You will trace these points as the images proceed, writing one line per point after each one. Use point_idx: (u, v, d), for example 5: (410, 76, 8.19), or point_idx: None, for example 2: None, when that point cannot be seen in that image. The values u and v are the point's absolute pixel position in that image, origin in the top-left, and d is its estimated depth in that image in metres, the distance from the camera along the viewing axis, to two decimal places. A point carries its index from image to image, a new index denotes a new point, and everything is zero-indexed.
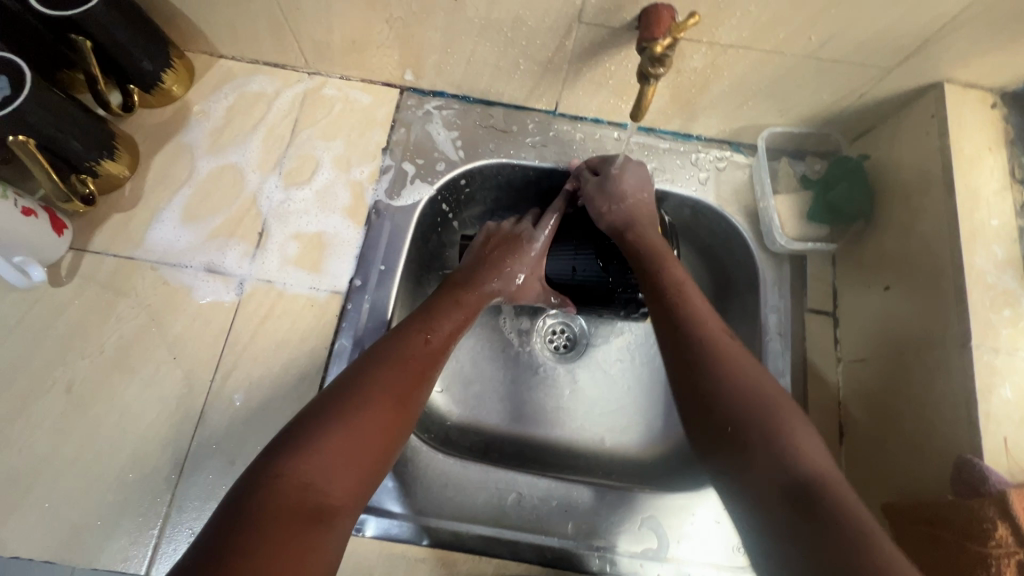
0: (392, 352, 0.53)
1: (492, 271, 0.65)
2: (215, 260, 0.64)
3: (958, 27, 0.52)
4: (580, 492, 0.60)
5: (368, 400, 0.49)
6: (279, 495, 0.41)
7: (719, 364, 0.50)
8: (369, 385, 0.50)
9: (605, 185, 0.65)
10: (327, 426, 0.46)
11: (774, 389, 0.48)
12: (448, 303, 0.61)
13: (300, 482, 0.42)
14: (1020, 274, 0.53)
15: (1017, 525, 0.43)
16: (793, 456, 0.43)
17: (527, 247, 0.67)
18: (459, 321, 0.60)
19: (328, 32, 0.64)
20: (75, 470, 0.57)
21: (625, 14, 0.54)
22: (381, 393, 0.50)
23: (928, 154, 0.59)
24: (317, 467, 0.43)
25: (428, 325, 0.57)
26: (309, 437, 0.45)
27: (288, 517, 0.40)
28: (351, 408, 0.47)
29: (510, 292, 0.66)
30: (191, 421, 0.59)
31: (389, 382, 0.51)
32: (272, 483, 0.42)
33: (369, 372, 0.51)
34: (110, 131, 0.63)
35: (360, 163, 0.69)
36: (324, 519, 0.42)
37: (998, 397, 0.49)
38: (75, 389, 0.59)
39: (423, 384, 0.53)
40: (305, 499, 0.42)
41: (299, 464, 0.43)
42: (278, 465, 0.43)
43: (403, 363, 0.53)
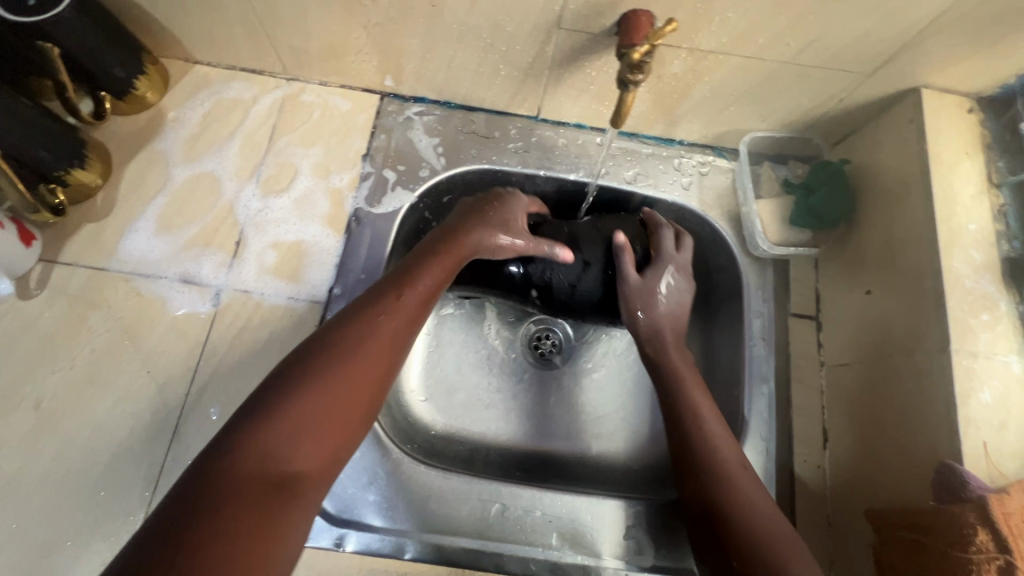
0: (364, 309, 0.49)
1: (475, 220, 0.58)
2: (190, 270, 0.63)
3: (933, 34, 0.52)
4: (557, 499, 0.60)
5: (338, 361, 0.44)
6: (244, 466, 0.37)
7: (725, 500, 0.50)
8: (336, 347, 0.45)
9: (646, 291, 0.61)
10: (294, 390, 0.42)
11: (760, 516, 0.48)
12: (428, 255, 0.54)
13: (260, 450, 0.38)
14: (998, 278, 0.53)
15: (998, 531, 0.43)
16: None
17: (510, 203, 0.61)
18: (442, 274, 0.54)
19: (305, 38, 0.63)
20: (45, 489, 0.55)
21: (604, 19, 0.54)
22: (351, 353, 0.45)
23: (907, 159, 0.59)
24: (280, 436, 0.39)
25: (406, 283, 0.52)
26: (275, 405, 0.41)
27: (249, 489, 0.36)
28: (318, 370, 0.43)
29: (490, 245, 0.58)
30: (166, 436, 0.57)
31: (363, 342, 0.46)
32: (233, 454, 0.38)
33: (340, 332, 0.46)
34: (80, 139, 0.61)
35: (339, 170, 0.68)
36: (292, 490, 0.38)
37: (977, 401, 0.49)
38: (44, 405, 0.57)
39: (399, 344, 0.48)
40: (268, 468, 0.38)
41: (261, 432, 0.39)
42: (240, 435, 0.39)
43: (376, 322, 0.48)
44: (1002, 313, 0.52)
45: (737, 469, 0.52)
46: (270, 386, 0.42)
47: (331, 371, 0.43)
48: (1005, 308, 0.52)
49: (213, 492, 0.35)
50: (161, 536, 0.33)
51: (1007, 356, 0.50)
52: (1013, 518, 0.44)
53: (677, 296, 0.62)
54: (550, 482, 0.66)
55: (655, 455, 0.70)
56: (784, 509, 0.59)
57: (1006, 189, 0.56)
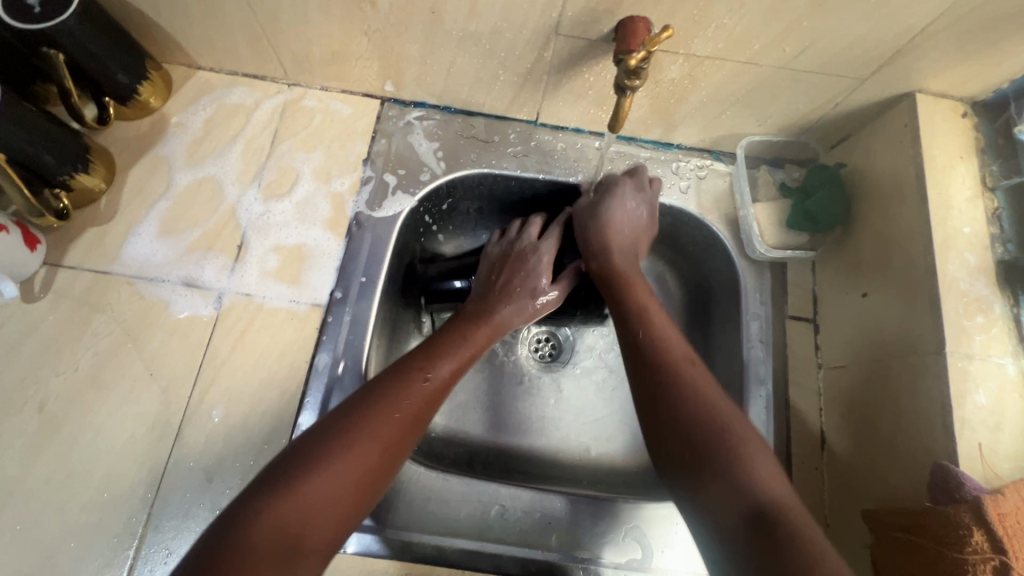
0: (390, 387, 0.49)
1: (505, 300, 0.63)
2: (192, 274, 0.64)
3: (926, 41, 0.53)
4: (556, 500, 0.60)
5: (355, 442, 0.45)
6: (250, 541, 0.39)
7: (675, 393, 0.49)
8: (357, 427, 0.46)
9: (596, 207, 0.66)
10: (314, 470, 0.43)
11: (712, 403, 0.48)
12: (456, 338, 0.57)
13: (275, 529, 0.40)
14: (992, 280, 0.54)
15: (993, 531, 0.43)
16: (745, 472, 0.44)
17: (534, 259, 0.65)
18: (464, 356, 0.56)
19: (307, 44, 0.64)
20: (49, 490, 0.56)
21: (601, 26, 0.54)
22: (369, 436, 0.46)
23: (902, 162, 0.60)
24: (289, 512, 0.40)
25: (429, 363, 0.53)
26: (291, 479, 0.42)
27: (253, 564, 0.38)
28: (336, 448, 0.44)
29: (524, 316, 0.63)
30: (168, 438, 0.58)
31: (382, 423, 0.47)
32: (243, 524, 0.39)
33: (364, 409, 0.47)
34: (84, 144, 0.62)
35: (340, 175, 0.69)
36: (290, 565, 0.40)
37: (972, 403, 0.49)
38: (48, 407, 0.58)
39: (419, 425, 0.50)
40: (279, 544, 0.39)
41: (279, 508, 0.40)
42: (252, 507, 0.40)
43: (398, 405, 0.48)
44: (997, 315, 0.52)
45: (686, 366, 0.51)
46: (290, 458, 0.44)
47: (347, 451, 0.44)
48: (1000, 310, 0.52)
49: (227, 568, 0.37)
50: None
51: (1002, 358, 0.51)
52: (1008, 518, 0.44)
53: (632, 217, 0.65)
54: (548, 485, 0.66)
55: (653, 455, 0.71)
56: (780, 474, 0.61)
57: (1000, 193, 0.57)
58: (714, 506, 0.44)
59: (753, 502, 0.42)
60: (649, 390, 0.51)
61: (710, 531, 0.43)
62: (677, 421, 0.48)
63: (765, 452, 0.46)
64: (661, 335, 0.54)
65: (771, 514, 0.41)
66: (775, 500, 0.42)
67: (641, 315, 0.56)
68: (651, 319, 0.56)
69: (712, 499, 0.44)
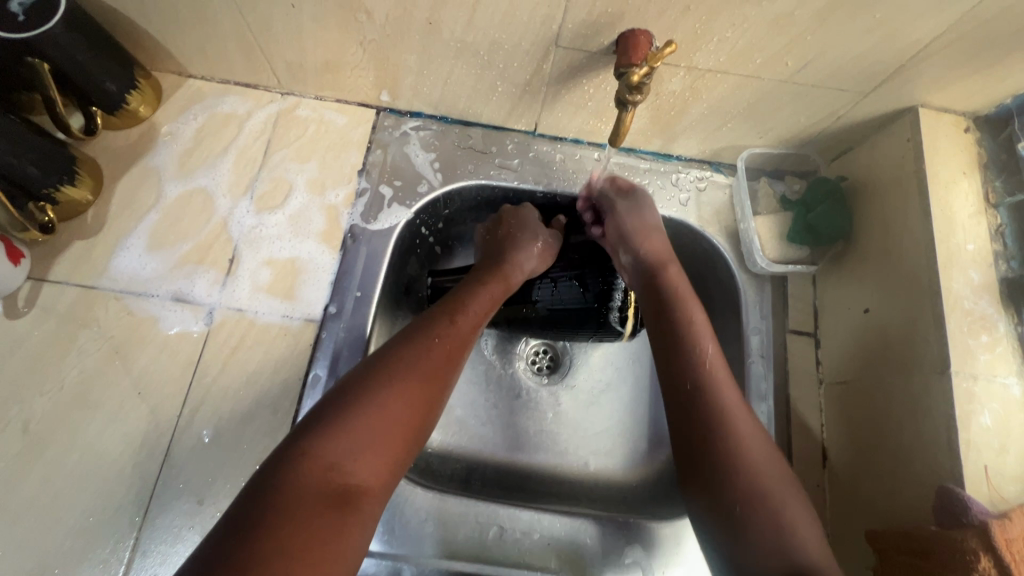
0: (419, 331, 0.52)
1: (513, 254, 0.63)
2: (183, 288, 0.62)
3: (930, 56, 0.52)
4: (555, 521, 0.59)
5: (396, 381, 0.47)
6: (307, 481, 0.40)
7: (726, 436, 0.49)
8: (398, 370, 0.48)
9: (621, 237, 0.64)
10: (355, 407, 0.44)
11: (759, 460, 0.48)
12: (478, 286, 0.59)
13: (324, 462, 0.41)
14: (996, 298, 0.53)
15: (999, 557, 0.43)
16: (785, 523, 0.45)
17: (527, 214, 0.67)
18: (488, 305, 0.58)
19: (301, 53, 0.62)
20: (32, 514, 0.54)
21: (602, 38, 0.53)
22: (408, 375, 0.48)
23: (904, 178, 0.59)
24: (343, 451, 0.42)
25: (456, 310, 0.55)
26: (339, 418, 0.43)
27: (316, 501, 0.40)
28: (377, 388, 0.46)
29: (530, 251, 0.64)
30: (157, 460, 0.56)
31: (419, 365, 0.49)
32: (299, 466, 0.41)
33: (399, 351, 0.49)
34: (70, 155, 0.60)
35: (335, 186, 0.68)
36: (350, 501, 0.41)
37: (977, 424, 0.49)
38: (32, 428, 0.56)
39: (451, 366, 0.51)
40: (330, 480, 0.41)
41: (326, 446, 0.42)
42: (304, 443, 0.42)
43: (428, 346, 0.51)
44: (1001, 334, 0.52)
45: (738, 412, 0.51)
46: (331, 399, 0.45)
47: (392, 390, 0.46)
48: (1004, 328, 0.52)
49: (284, 498, 0.39)
50: (238, 539, 0.37)
51: (1006, 378, 0.50)
52: (1016, 544, 0.43)
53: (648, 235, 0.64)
54: (548, 502, 0.65)
55: (653, 471, 0.70)
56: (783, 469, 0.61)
57: (1003, 210, 0.57)
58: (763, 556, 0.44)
59: (789, 556, 0.44)
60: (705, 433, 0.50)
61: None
62: (724, 477, 0.48)
63: (804, 509, 0.47)
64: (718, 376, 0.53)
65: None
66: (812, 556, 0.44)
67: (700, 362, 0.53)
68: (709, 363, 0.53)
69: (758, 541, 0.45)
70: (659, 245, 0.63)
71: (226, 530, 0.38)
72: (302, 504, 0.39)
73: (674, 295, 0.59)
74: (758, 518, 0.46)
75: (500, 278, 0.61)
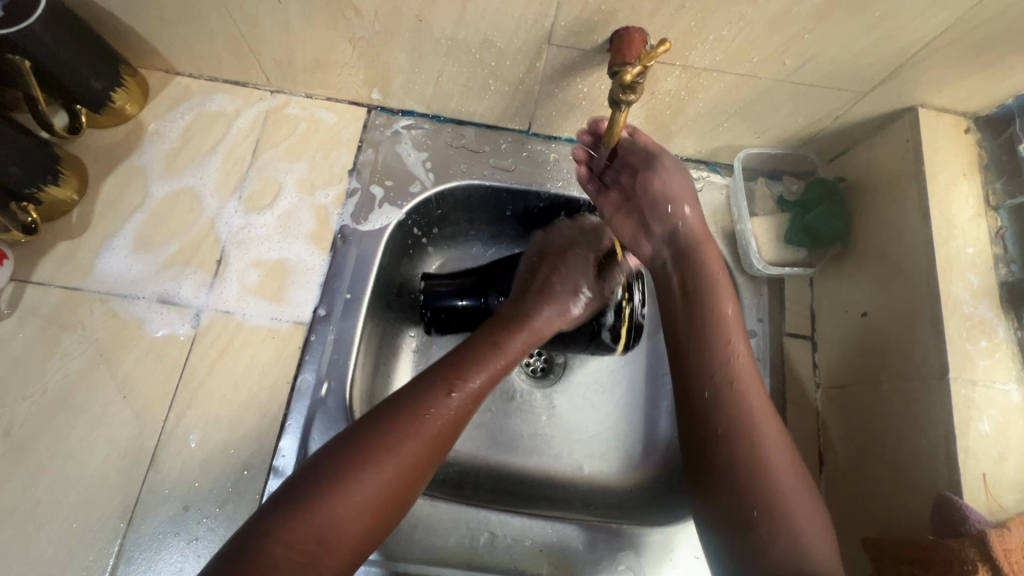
0: (416, 404, 0.47)
1: (541, 303, 0.58)
2: (169, 291, 0.61)
3: (931, 55, 0.51)
4: (547, 527, 0.58)
5: (380, 463, 0.44)
6: (272, 561, 0.39)
7: (746, 432, 0.48)
8: (385, 451, 0.44)
9: (652, 205, 0.58)
10: (332, 494, 0.42)
11: (781, 461, 0.47)
12: (488, 344, 0.54)
13: (288, 550, 0.39)
14: (996, 302, 0.52)
15: (998, 568, 0.42)
16: (801, 540, 0.44)
17: (576, 263, 0.61)
18: (495, 372, 0.52)
19: (289, 51, 0.61)
20: (14, 521, 0.53)
21: (596, 36, 0.52)
22: (393, 459, 0.44)
23: (903, 179, 0.58)
24: (310, 534, 0.40)
25: (459, 375, 0.50)
26: (312, 502, 0.41)
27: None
28: (359, 469, 0.43)
29: (563, 313, 0.58)
30: (141, 465, 0.55)
31: (409, 445, 0.45)
32: (263, 542, 0.39)
33: (391, 425, 0.45)
34: (54, 154, 0.59)
35: (325, 186, 0.66)
36: None
37: (976, 432, 0.48)
38: (14, 433, 0.55)
39: (442, 446, 0.48)
40: (289, 569, 0.39)
41: (293, 533, 0.40)
42: (274, 524, 0.40)
43: (421, 423, 0.46)
44: (1001, 339, 0.51)
45: (766, 425, 0.49)
46: (312, 473, 0.43)
47: (373, 475, 0.43)
48: (1004, 333, 0.51)
49: None
50: None
51: (1006, 385, 0.49)
52: (1014, 554, 0.43)
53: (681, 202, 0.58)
54: (541, 507, 0.65)
55: (647, 475, 0.69)
56: None
57: (1003, 213, 0.56)
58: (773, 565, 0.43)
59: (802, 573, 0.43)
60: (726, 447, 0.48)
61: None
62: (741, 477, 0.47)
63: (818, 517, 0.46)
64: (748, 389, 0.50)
65: None
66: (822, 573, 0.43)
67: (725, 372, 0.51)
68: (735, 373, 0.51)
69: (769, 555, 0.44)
70: (687, 218, 0.58)
71: None
72: None
73: (705, 280, 0.55)
74: (771, 532, 0.44)
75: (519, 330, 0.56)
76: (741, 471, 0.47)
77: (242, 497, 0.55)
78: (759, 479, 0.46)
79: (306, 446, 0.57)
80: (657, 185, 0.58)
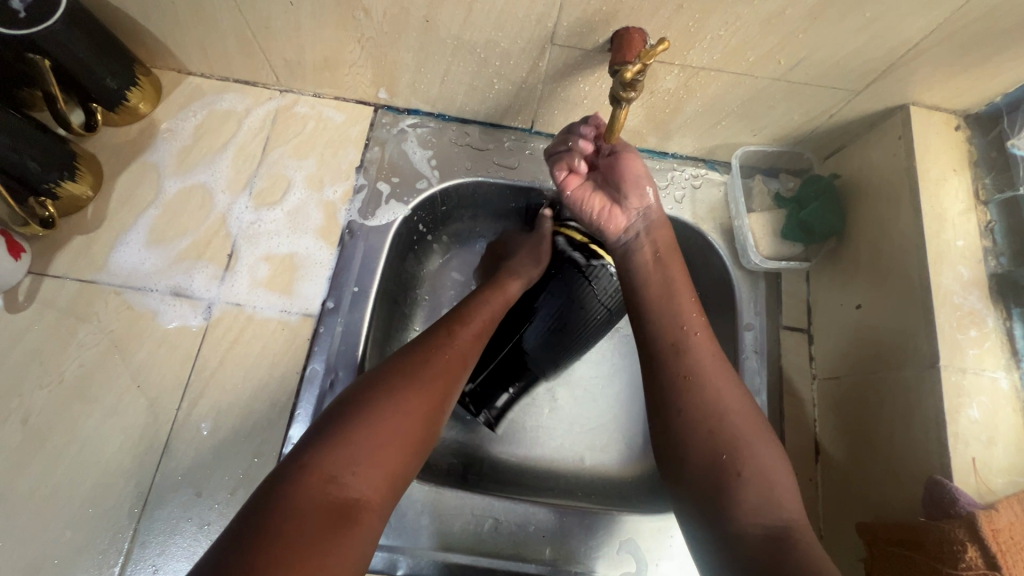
0: (419, 346, 0.52)
1: (511, 274, 0.63)
2: (182, 283, 0.63)
3: (921, 54, 0.53)
4: (549, 513, 0.60)
5: (395, 394, 0.47)
6: (308, 486, 0.40)
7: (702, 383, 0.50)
8: (395, 387, 0.47)
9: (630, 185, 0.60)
10: (358, 422, 0.44)
11: (737, 405, 0.50)
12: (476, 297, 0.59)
13: (323, 475, 0.41)
14: (986, 294, 0.54)
15: (986, 547, 0.43)
16: (767, 493, 0.45)
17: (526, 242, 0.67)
18: (487, 317, 0.58)
19: (299, 51, 0.63)
20: (32, 506, 0.54)
21: (597, 36, 0.54)
22: (409, 388, 0.47)
23: (895, 174, 0.60)
24: (347, 461, 0.42)
25: (457, 321, 0.55)
26: (337, 433, 0.43)
27: (316, 515, 0.39)
28: (377, 402, 0.46)
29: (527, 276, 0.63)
30: (155, 452, 0.57)
31: (418, 379, 0.49)
32: (298, 478, 0.41)
33: (396, 365, 0.49)
34: (71, 151, 0.61)
35: (333, 182, 0.68)
36: (352, 515, 0.41)
37: (966, 417, 0.49)
38: (31, 421, 0.57)
39: (450, 382, 0.51)
40: (329, 492, 0.40)
41: (326, 458, 0.42)
42: (306, 458, 0.42)
43: (429, 361, 0.50)
44: (990, 329, 0.52)
45: (723, 385, 0.51)
46: (334, 413, 0.45)
47: (393, 406, 0.46)
48: (993, 323, 0.53)
49: (282, 510, 0.39)
50: (238, 551, 0.36)
51: (994, 372, 0.51)
52: (1002, 534, 0.44)
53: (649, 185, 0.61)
54: (542, 496, 0.66)
55: (647, 466, 0.70)
56: None
57: (992, 207, 0.57)
58: (746, 509, 0.45)
59: (770, 521, 0.44)
60: (684, 417, 0.50)
61: (726, 549, 0.44)
62: (707, 426, 0.49)
63: (774, 454, 0.48)
64: (698, 349, 0.52)
65: (788, 534, 0.43)
66: (786, 519, 0.44)
67: (673, 346, 0.53)
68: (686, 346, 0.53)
69: (738, 514, 0.45)
70: (654, 201, 0.60)
71: (231, 540, 0.37)
72: (304, 518, 0.39)
73: (670, 249, 0.59)
74: (739, 473, 0.46)
75: (495, 292, 0.61)
76: (702, 423, 0.49)
77: (253, 483, 0.56)
78: (721, 427, 0.48)
79: None
80: (633, 170, 0.60)
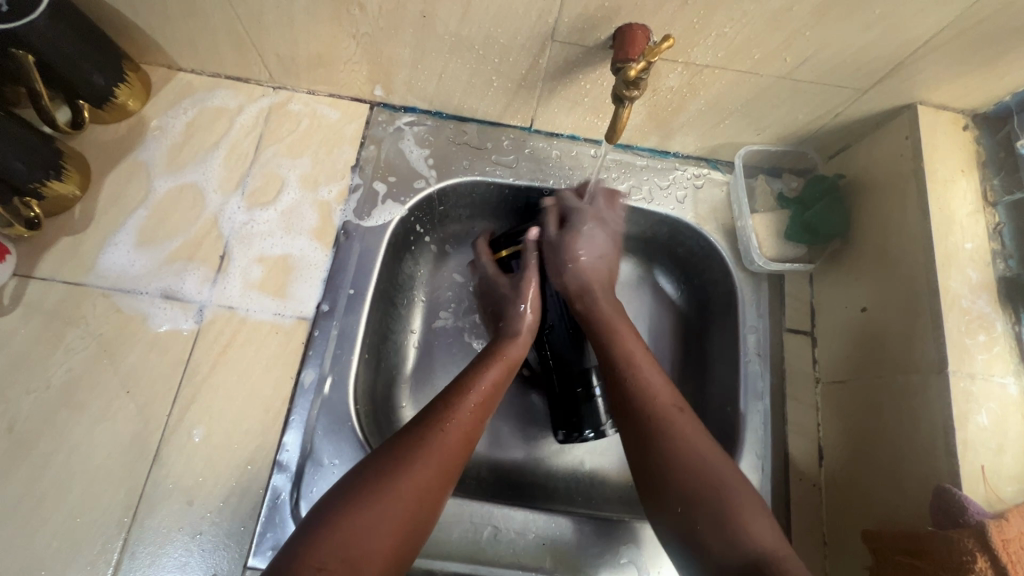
0: (419, 423, 0.50)
1: (509, 337, 0.60)
2: (173, 286, 0.61)
3: (931, 52, 0.52)
4: (550, 520, 0.59)
5: (390, 477, 0.45)
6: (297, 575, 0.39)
7: (645, 394, 0.53)
8: (394, 470, 0.46)
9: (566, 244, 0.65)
10: (349, 509, 0.43)
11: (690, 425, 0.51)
12: (477, 368, 0.56)
13: (313, 564, 0.40)
14: (994, 297, 0.53)
15: (996, 558, 0.43)
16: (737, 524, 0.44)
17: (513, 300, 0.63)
18: (488, 395, 0.54)
19: (292, 46, 0.61)
20: (17, 516, 0.53)
21: (599, 33, 0.52)
22: (405, 468, 0.46)
23: (902, 174, 0.59)
24: (336, 548, 0.41)
25: (459, 394, 0.53)
26: (329, 520, 0.43)
27: None
28: (372, 488, 0.45)
29: (525, 323, 0.61)
30: (145, 460, 0.55)
31: (416, 463, 0.47)
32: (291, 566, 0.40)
33: (396, 445, 0.48)
34: (57, 149, 0.59)
35: (328, 182, 0.67)
36: None
37: (975, 424, 0.48)
38: (17, 428, 0.55)
39: (450, 466, 0.48)
40: None
41: (318, 546, 0.41)
42: (299, 546, 0.42)
43: (431, 443, 0.48)
44: (999, 333, 0.51)
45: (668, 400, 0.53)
46: (333, 498, 0.45)
47: (386, 493, 0.44)
48: (1002, 328, 0.52)
49: None
50: None
51: (1004, 377, 0.50)
52: (1012, 544, 0.43)
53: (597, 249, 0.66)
54: (541, 503, 0.65)
55: None
56: (777, 469, 0.61)
57: (1001, 209, 0.56)
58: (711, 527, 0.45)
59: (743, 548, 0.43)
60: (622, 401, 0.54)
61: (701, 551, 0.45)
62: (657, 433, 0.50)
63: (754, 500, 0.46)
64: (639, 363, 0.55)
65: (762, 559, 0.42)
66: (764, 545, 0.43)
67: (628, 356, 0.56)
68: (638, 361, 0.55)
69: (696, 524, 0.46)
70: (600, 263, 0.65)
71: None
72: None
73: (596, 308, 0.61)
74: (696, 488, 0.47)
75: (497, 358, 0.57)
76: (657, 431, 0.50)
77: (247, 491, 0.55)
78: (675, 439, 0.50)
79: (311, 440, 0.58)
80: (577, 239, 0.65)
